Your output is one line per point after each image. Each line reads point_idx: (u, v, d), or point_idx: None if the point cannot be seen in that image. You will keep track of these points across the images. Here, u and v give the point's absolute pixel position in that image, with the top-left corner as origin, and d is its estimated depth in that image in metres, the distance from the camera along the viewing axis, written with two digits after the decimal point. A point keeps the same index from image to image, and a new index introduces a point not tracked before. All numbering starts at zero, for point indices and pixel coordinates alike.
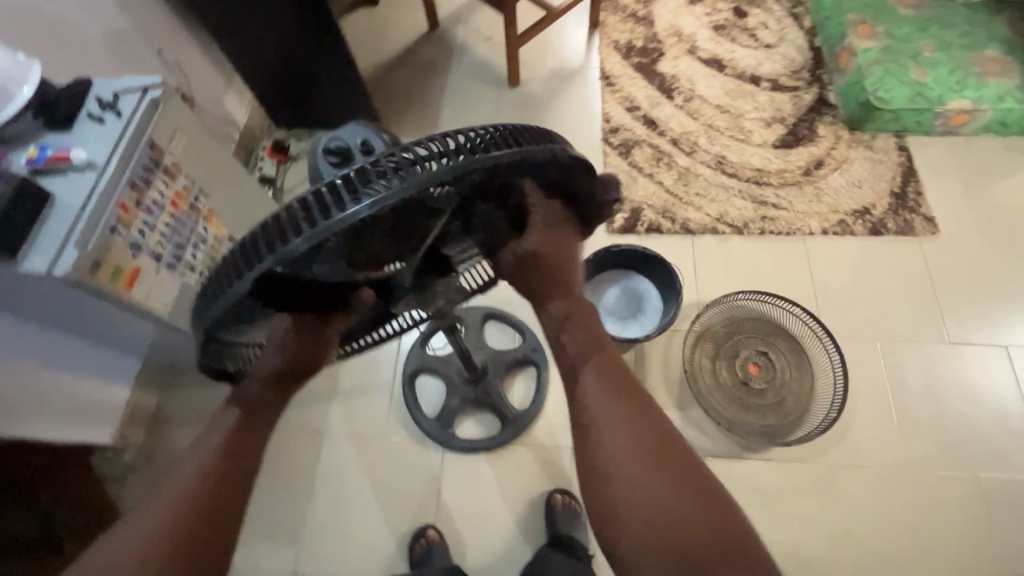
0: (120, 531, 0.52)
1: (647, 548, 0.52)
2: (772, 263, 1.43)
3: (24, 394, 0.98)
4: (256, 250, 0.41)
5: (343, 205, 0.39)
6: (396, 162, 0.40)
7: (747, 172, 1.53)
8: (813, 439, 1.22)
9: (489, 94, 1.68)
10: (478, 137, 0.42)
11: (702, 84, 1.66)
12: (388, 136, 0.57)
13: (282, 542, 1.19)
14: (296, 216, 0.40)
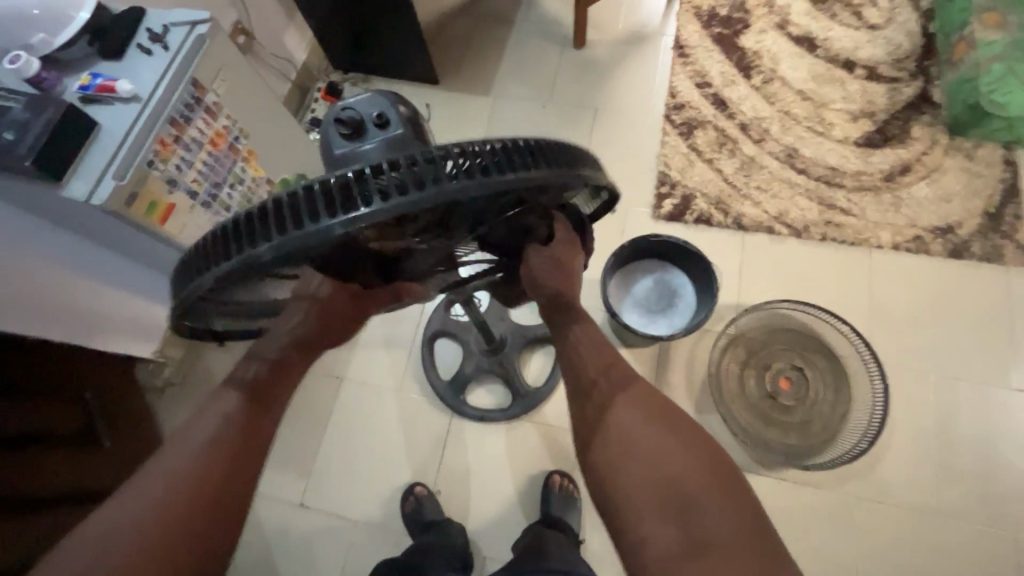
0: (146, 467, 0.54)
1: (640, 488, 0.59)
2: (828, 274, 1.31)
3: (43, 293, 0.97)
4: (261, 226, 0.40)
5: (357, 203, 0.39)
6: (416, 165, 0.40)
7: (819, 170, 1.39)
8: (837, 466, 1.14)
9: (551, 54, 1.59)
10: (504, 151, 0.42)
11: (787, 65, 1.49)
12: (408, 105, 0.55)
13: (293, 474, 1.27)
14: (303, 202, 0.40)
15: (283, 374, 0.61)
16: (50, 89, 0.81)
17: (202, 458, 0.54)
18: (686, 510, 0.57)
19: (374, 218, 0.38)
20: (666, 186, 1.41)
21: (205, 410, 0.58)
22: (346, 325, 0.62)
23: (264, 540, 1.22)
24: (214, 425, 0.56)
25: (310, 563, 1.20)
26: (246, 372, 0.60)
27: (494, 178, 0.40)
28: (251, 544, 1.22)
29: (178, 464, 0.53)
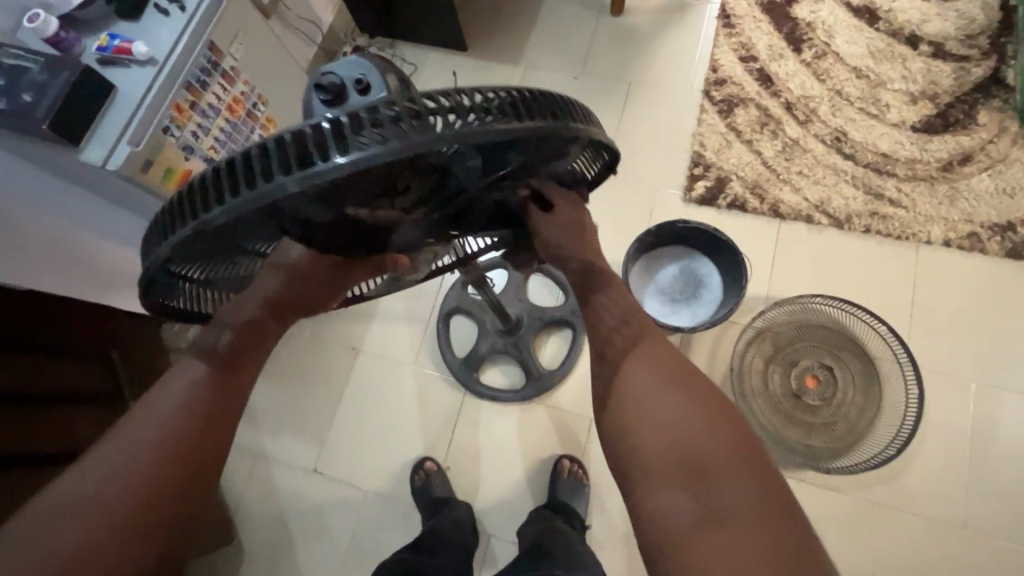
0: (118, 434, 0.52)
1: (660, 455, 0.55)
2: (870, 270, 1.23)
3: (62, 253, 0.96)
4: (226, 182, 0.37)
5: (329, 154, 0.36)
6: (394, 114, 0.36)
7: (868, 156, 1.29)
8: (859, 472, 1.10)
9: (585, 21, 1.50)
10: (493, 99, 0.38)
11: (843, 39, 1.37)
12: (394, 69, 0.50)
13: (308, 440, 1.29)
14: (270, 155, 0.37)
15: (252, 345, 0.57)
16: (69, 50, 0.80)
17: (160, 442, 0.51)
18: (710, 471, 0.53)
19: (337, 172, 0.35)
20: (700, 168, 1.33)
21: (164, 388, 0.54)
22: (324, 291, 0.59)
23: (279, 502, 1.26)
24: (172, 405, 0.53)
25: (322, 526, 1.24)
26: (209, 342, 0.56)
27: (481, 129, 0.37)
28: (267, 505, 1.26)
29: (132, 445, 0.51)
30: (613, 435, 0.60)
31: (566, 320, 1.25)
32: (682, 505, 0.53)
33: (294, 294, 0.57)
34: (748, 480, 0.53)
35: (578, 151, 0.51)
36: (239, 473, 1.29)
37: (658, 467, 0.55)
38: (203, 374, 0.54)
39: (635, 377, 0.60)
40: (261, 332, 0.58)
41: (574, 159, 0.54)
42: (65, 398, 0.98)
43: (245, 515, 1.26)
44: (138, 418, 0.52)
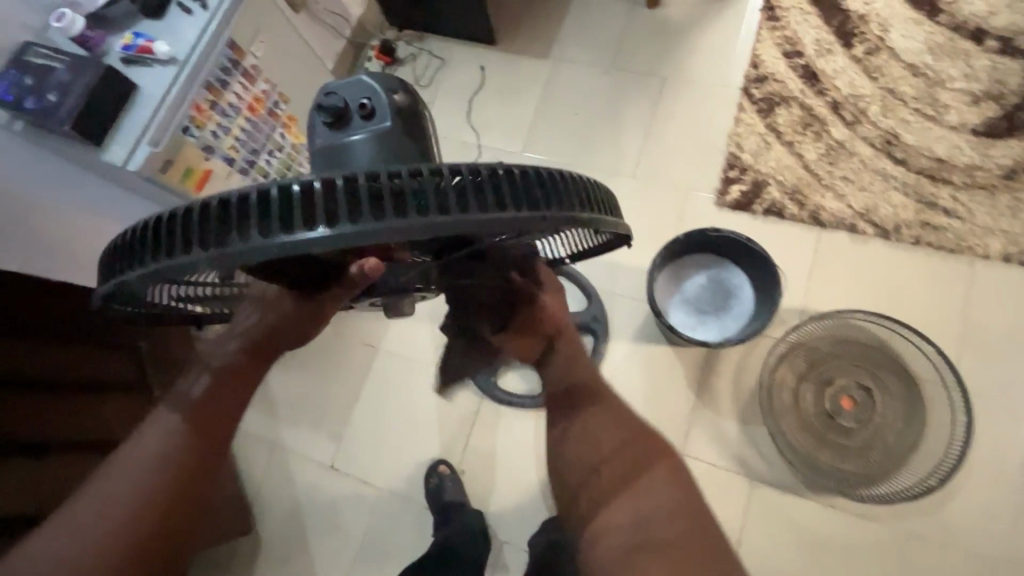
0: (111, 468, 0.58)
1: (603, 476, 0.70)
2: (918, 285, 1.15)
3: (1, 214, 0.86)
4: (212, 226, 0.38)
5: (323, 220, 0.37)
6: (397, 187, 0.38)
7: (921, 161, 1.20)
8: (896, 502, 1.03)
9: (620, 13, 1.44)
10: (499, 183, 0.40)
11: (899, 33, 1.28)
12: (404, 95, 0.55)
13: (325, 436, 1.30)
14: (265, 208, 0.38)
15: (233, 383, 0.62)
16: (95, 49, 0.80)
17: (108, 522, 0.55)
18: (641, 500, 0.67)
19: (328, 241, 0.37)
20: (735, 170, 1.27)
21: (126, 451, 0.59)
22: (300, 332, 0.62)
23: (295, 496, 1.28)
24: (126, 476, 0.57)
25: (336, 523, 1.25)
26: (190, 391, 0.61)
27: (478, 215, 0.38)
28: (283, 499, 1.28)
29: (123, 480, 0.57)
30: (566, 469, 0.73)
31: (589, 326, 1.20)
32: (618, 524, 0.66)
33: (267, 327, 0.61)
34: (668, 507, 0.67)
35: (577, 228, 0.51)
36: (257, 465, 1.30)
37: (602, 496, 0.68)
38: (183, 419, 0.59)
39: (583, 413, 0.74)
40: (244, 377, 0.63)
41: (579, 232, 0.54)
42: (84, 387, 0.96)
43: (263, 507, 1.28)
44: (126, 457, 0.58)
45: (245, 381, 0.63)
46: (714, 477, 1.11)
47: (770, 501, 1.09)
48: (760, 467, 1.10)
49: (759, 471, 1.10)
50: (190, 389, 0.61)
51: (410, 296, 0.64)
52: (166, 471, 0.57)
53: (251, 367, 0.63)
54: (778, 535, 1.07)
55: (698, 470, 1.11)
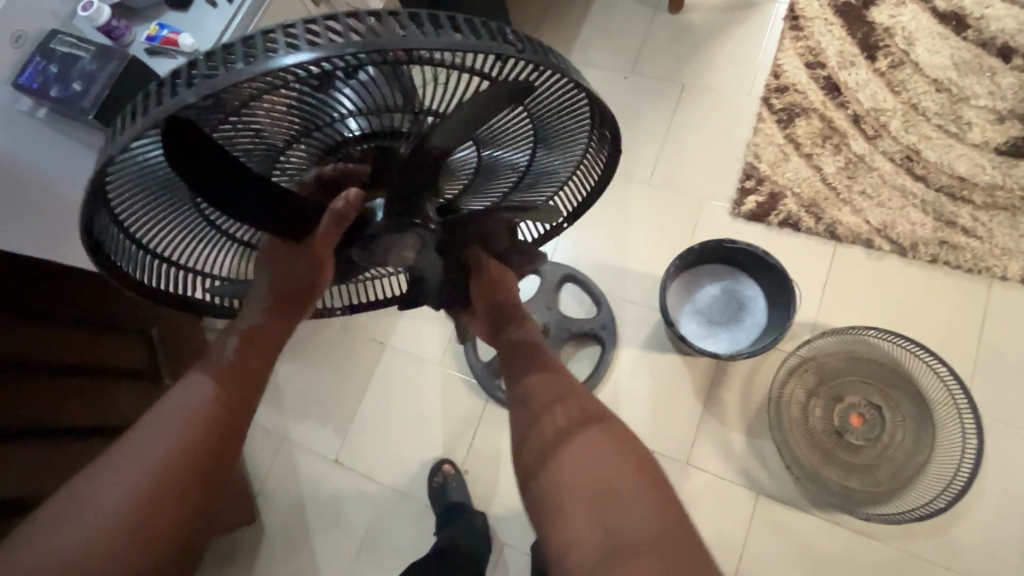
0: (138, 431, 0.61)
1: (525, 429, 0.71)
2: (933, 303, 1.13)
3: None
4: (188, 77, 0.38)
5: (294, 47, 0.36)
6: (368, 19, 0.38)
7: (942, 179, 1.18)
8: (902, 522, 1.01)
9: (641, 17, 1.43)
10: (469, 22, 0.40)
11: (925, 48, 1.27)
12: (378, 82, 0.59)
13: (331, 431, 1.31)
14: (238, 51, 0.37)
15: (256, 343, 0.67)
16: (120, 39, 0.80)
17: (148, 472, 0.58)
18: (605, 507, 0.61)
19: (302, 61, 0.36)
20: (752, 181, 1.26)
21: (159, 409, 0.62)
22: (307, 281, 0.64)
23: (299, 488, 1.28)
24: (164, 429, 0.60)
25: (338, 517, 1.25)
26: (220, 354, 0.66)
27: (452, 37, 0.38)
28: (287, 490, 1.29)
29: (149, 442, 0.59)
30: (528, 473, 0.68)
31: (597, 333, 1.20)
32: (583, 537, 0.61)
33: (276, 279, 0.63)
34: (637, 509, 0.61)
35: (562, 110, 0.53)
36: (262, 457, 1.31)
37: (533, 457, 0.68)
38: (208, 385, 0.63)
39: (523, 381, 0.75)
40: (269, 336, 0.67)
41: (564, 124, 0.56)
42: (104, 370, 0.98)
43: (266, 498, 1.29)
44: (153, 422, 0.61)
45: (273, 339, 0.68)
46: (718, 488, 1.10)
47: (774, 516, 1.08)
48: (765, 481, 1.09)
49: (764, 485, 1.09)
50: (220, 353, 0.66)
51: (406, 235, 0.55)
52: (204, 420, 0.61)
53: (273, 321, 0.67)
54: (780, 550, 1.06)
55: (702, 480, 1.11)
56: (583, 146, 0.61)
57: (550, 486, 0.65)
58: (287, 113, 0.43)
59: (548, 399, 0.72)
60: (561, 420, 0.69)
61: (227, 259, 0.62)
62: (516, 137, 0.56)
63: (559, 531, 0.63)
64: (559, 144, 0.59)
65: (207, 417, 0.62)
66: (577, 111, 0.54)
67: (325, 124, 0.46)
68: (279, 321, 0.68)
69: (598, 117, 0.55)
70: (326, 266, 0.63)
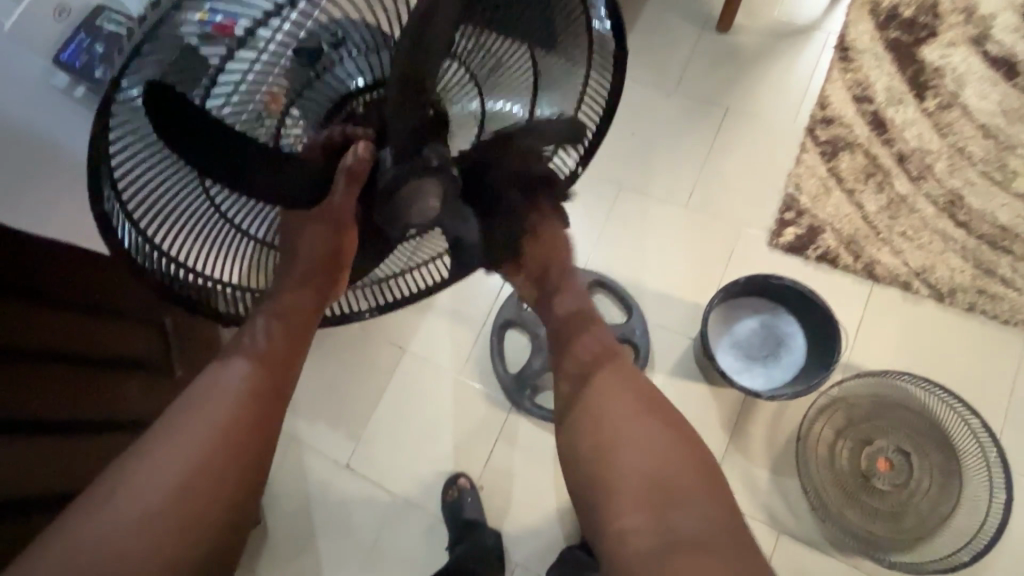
0: (177, 415, 0.58)
1: (578, 401, 0.71)
2: (965, 351, 1.13)
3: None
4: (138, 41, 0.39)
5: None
6: None
7: (984, 227, 1.18)
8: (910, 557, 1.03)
9: (688, 33, 1.39)
10: None
11: (974, 91, 1.26)
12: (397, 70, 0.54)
13: (342, 435, 1.27)
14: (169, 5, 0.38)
15: (289, 324, 0.61)
16: None
17: (192, 452, 0.56)
18: (669, 503, 0.62)
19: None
20: (792, 213, 1.24)
21: (199, 389, 0.59)
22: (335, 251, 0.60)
23: (305, 492, 1.24)
24: (207, 406, 0.58)
25: (346, 524, 1.22)
26: (255, 337, 0.61)
27: None
28: (293, 494, 1.24)
29: (193, 427, 0.57)
30: (580, 465, 0.68)
31: (628, 338, 1.18)
32: (644, 530, 0.61)
33: (297, 244, 0.59)
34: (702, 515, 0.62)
35: (558, 46, 0.56)
36: None
37: (581, 433, 0.69)
38: (249, 366, 0.61)
39: (581, 346, 0.74)
40: (303, 318, 0.62)
41: (557, 60, 0.58)
42: (127, 361, 0.91)
43: (272, 500, 1.24)
44: (192, 405, 0.58)
45: (306, 321, 0.62)
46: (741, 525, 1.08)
47: (795, 555, 1.06)
48: (788, 520, 1.08)
49: (787, 524, 1.08)
50: (257, 333, 0.61)
51: (415, 182, 0.47)
52: (245, 400, 0.59)
53: (305, 295, 0.62)
54: None
55: None
56: (583, 73, 0.61)
57: (607, 470, 0.65)
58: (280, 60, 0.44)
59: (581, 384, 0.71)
60: (621, 410, 0.69)
61: (247, 265, 0.58)
62: (514, 81, 0.57)
63: (616, 518, 0.63)
64: (559, 83, 0.60)
65: (252, 395, 0.59)
66: (572, 36, 0.56)
67: (316, 75, 0.47)
68: (308, 293, 0.62)
69: (591, 28, 0.56)
70: (351, 228, 0.58)
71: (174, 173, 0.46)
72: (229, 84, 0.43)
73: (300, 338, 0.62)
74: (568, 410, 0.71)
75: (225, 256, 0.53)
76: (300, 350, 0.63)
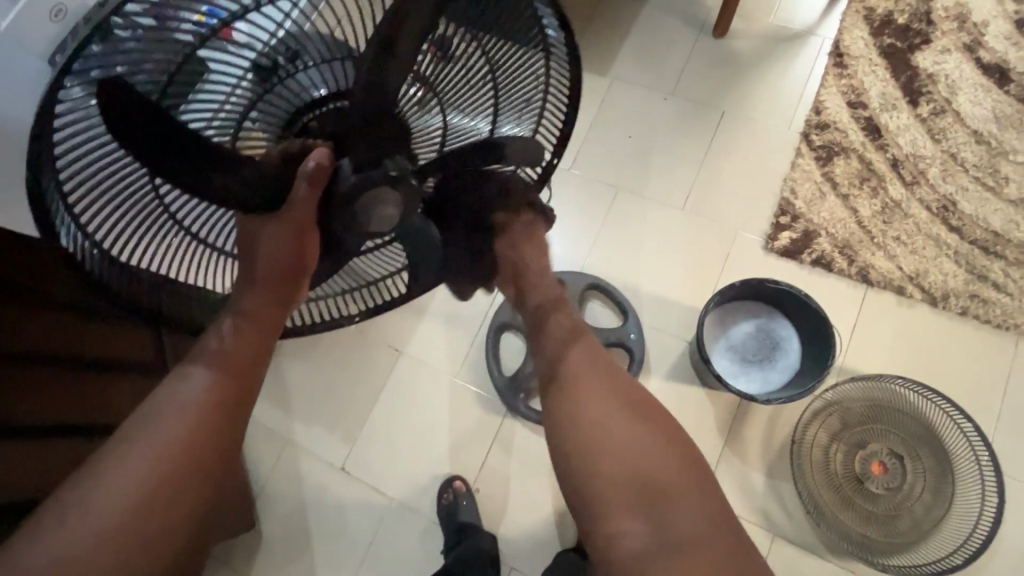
0: (134, 428, 0.58)
1: (562, 406, 0.71)
2: (957, 355, 1.14)
3: None
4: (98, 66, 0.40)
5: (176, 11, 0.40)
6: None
7: (977, 232, 1.19)
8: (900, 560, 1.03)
9: (685, 38, 1.40)
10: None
11: (967, 98, 1.27)
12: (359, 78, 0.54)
13: (338, 438, 1.26)
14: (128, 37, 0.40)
15: (250, 335, 0.62)
16: None
17: (149, 466, 0.56)
18: (659, 505, 0.64)
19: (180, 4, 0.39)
20: (787, 217, 1.24)
21: (158, 401, 0.59)
22: (296, 262, 0.60)
23: (301, 495, 1.23)
24: (166, 419, 0.58)
25: (341, 527, 1.21)
26: (214, 347, 0.61)
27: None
28: (287, 497, 1.23)
29: (151, 440, 0.57)
30: (569, 469, 0.68)
31: (622, 342, 1.17)
32: (635, 532, 0.63)
33: (257, 252, 0.58)
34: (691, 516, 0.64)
35: (521, 71, 0.59)
36: (263, 461, 1.25)
37: (566, 437, 0.69)
38: (208, 379, 0.60)
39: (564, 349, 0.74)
40: (265, 327, 0.63)
41: (521, 83, 0.61)
42: (119, 365, 0.90)
43: (266, 504, 1.23)
44: (151, 418, 0.58)
45: (267, 331, 0.63)
46: None
47: (789, 558, 1.07)
48: (782, 523, 1.08)
49: (781, 526, 1.08)
50: (218, 343, 0.61)
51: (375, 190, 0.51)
52: (205, 412, 0.59)
53: (266, 304, 0.62)
54: None
55: None
56: (543, 94, 0.64)
57: (595, 479, 0.66)
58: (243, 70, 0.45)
59: (579, 380, 0.71)
60: (608, 413, 0.68)
61: (206, 271, 0.58)
62: (477, 102, 0.59)
63: (608, 523, 0.65)
64: (520, 104, 0.63)
65: (212, 407, 0.60)
66: (532, 62, 0.59)
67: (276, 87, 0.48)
68: (272, 301, 0.62)
69: (552, 53, 0.59)
70: (311, 239, 0.59)
71: (125, 181, 0.46)
72: (204, 105, 0.45)
73: (262, 348, 0.63)
74: (552, 413, 0.71)
75: (181, 260, 0.54)
76: (262, 360, 0.64)
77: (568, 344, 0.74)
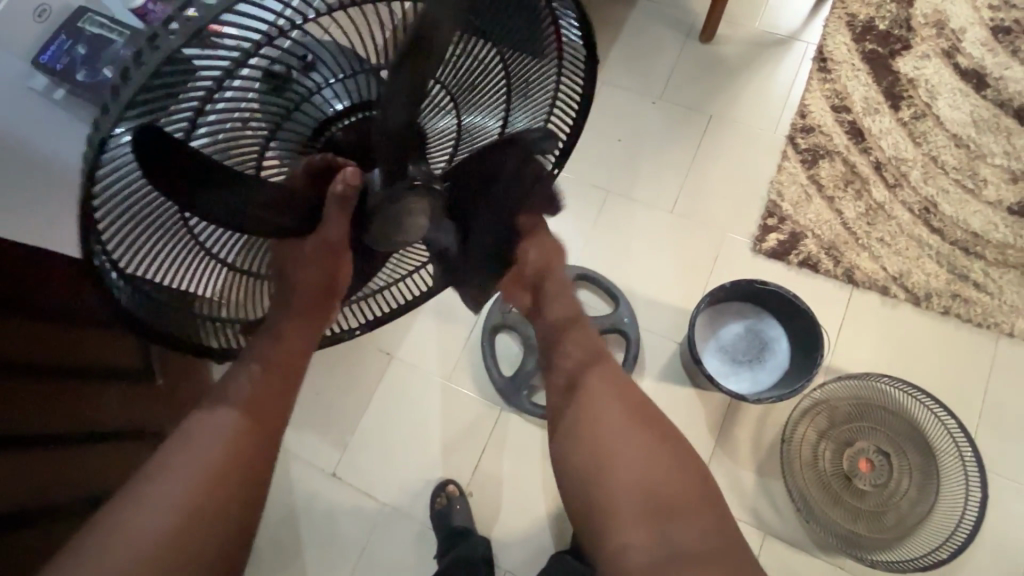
0: (169, 457, 0.60)
1: (576, 410, 0.72)
2: (941, 353, 1.16)
3: None
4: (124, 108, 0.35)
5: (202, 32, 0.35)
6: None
7: (957, 233, 1.22)
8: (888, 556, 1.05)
9: (672, 43, 1.42)
10: None
11: (946, 102, 1.30)
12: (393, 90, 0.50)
13: (329, 443, 1.25)
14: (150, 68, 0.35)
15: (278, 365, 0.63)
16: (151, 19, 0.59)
17: (182, 497, 0.58)
18: (663, 515, 0.66)
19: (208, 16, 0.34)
20: (774, 219, 1.26)
21: (191, 431, 0.61)
22: (327, 287, 0.61)
23: (291, 501, 1.22)
24: (199, 450, 0.60)
25: (333, 533, 1.20)
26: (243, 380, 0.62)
27: None
28: (277, 504, 1.22)
29: (184, 471, 0.59)
30: (579, 470, 0.70)
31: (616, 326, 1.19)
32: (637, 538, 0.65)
33: (291, 279, 0.58)
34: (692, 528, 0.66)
35: (536, 70, 0.57)
36: None
37: (577, 441, 0.71)
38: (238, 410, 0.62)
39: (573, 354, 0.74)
40: (293, 356, 0.64)
41: (534, 79, 0.58)
42: (106, 372, 0.89)
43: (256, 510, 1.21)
44: (184, 448, 0.60)
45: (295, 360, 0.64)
46: None
47: (780, 555, 1.08)
48: (773, 521, 1.09)
49: (772, 524, 1.10)
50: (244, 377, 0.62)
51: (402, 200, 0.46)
52: (236, 443, 0.61)
53: (298, 329, 0.63)
54: None
55: None
56: (555, 84, 0.61)
57: (602, 484, 0.68)
58: (255, 87, 0.40)
59: (585, 384, 0.73)
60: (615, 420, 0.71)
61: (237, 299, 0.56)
62: (490, 100, 0.57)
63: (611, 528, 0.66)
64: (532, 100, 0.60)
65: (241, 438, 0.61)
66: (546, 60, 0.56)
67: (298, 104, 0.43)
68: (302, 326, 0.63)
69: (566, 51, 0.57)
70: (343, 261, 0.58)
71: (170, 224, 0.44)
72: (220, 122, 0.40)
73: (290, 377, 0.65)
74: (564, 415, 0.73)
75: (216, 293, 0.52)
76: (289, 390, 0.65)
77: (582, 344, 0.75)
